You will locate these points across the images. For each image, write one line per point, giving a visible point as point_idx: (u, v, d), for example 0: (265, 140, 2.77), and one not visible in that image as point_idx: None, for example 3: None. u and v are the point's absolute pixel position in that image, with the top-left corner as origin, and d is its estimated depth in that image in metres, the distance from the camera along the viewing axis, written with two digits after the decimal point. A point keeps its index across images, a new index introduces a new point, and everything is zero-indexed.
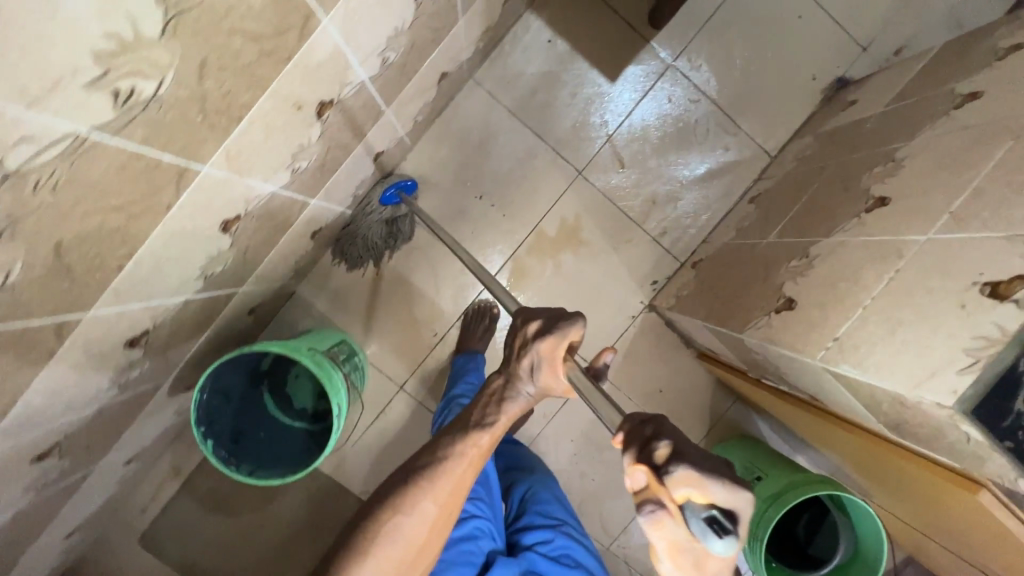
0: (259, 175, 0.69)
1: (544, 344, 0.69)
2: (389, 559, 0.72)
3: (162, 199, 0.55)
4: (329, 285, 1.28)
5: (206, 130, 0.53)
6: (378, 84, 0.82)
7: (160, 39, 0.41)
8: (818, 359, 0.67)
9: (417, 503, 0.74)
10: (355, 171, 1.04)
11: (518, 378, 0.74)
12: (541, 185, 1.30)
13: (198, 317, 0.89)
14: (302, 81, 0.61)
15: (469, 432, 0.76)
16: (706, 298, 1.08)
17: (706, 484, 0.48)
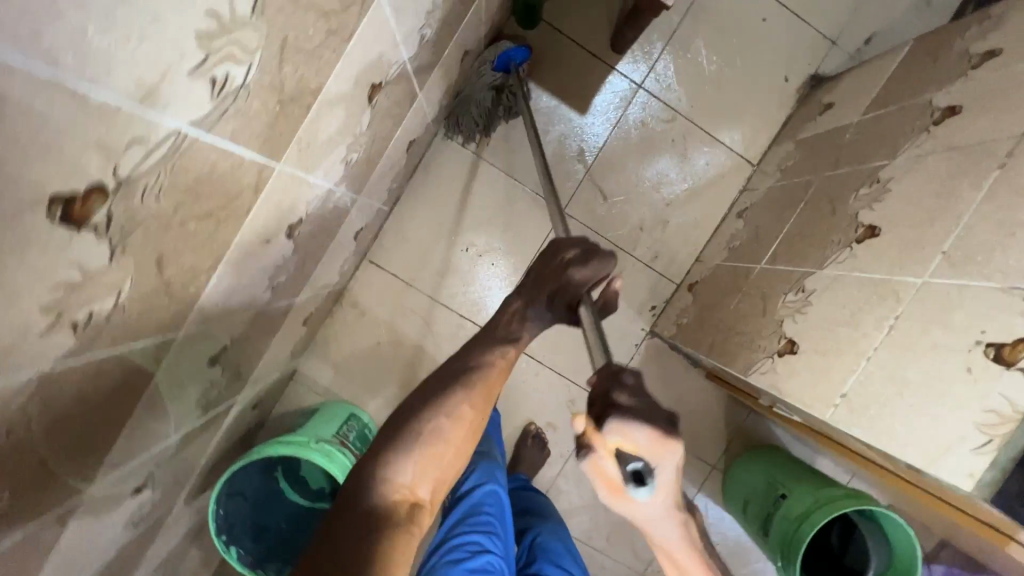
0: (237, 308, 0.68)
1: (579, 275, 0.68)
2: (432, 459, 0.55)
3: (141, 374, 0.54)
4: (329, 359, 1.27)
5: (175, 304, 0.52)
6: (346, 181, 0.81)
7: (110, 263, 0.39)
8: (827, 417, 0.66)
9: (456, 407, 0.59)
10: (337, 254, 1.02)
11: (540, 302, 0.69)
12: (526, 227, 1.28)
13: (201, 435, 0.88)
14: (265, 219, 0.60)
15: (495, 342, 0.66)
16: (707, 330, 1.07)
17: (631, 432, 0.52)
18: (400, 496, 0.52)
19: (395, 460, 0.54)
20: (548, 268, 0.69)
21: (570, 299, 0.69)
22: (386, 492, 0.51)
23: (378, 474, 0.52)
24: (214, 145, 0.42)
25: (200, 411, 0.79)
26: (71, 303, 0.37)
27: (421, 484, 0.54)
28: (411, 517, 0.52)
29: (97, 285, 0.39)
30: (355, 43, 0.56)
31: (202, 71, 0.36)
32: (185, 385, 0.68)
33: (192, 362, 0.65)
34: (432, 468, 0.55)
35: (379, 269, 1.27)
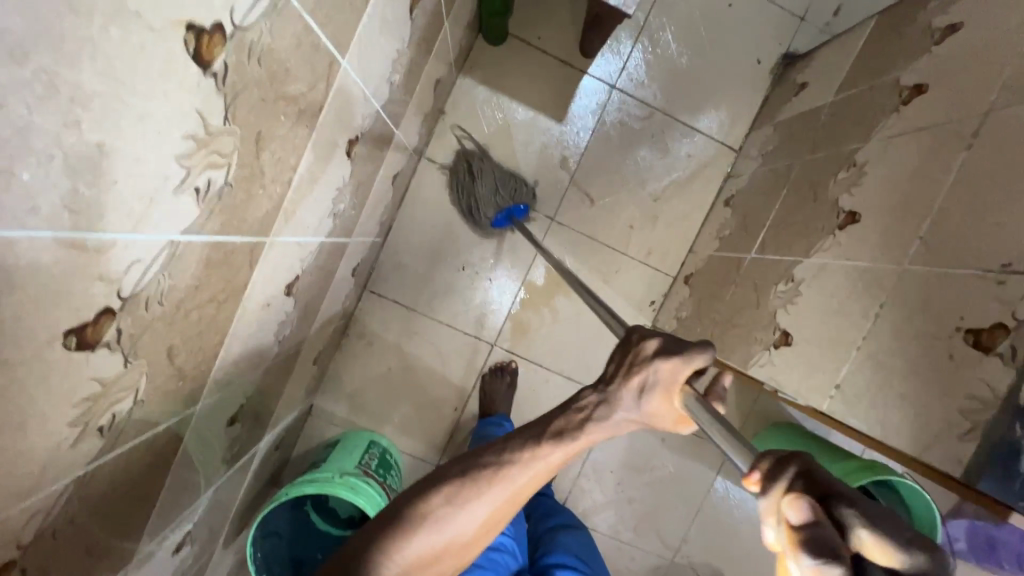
0: (248, 370, 0.71)
1: (666, 370, 0.47)
2: (434, 550, 0.49)
3: (168, 450, 0.58)
4: (343, 391, 1.30)
5: (191, 384, 0.55)
6: (336, 230, 0.83)
7: (126, 367, 0.42)
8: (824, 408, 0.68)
9: (469, 503, 0.49)
10: (338, 293, 1.05)
11: (615, 401, 0.49)
12: (519, 239, 1.30)
13: (231, 485, 0.92)
14: (262, 287, 0.62)
15: (544, 437, 0.49)
16: (707, 322, 1.09)
17: (899, 554, 0.27)
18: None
19: (391, 549, 0.48)
20: (628, 362, 0.49)
21: (662, 401, 0.47)
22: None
23: (371, 556, 0.48)
24: (205, 242, 0.45)
25: (227, 466, 0.83)
26: (96, 411, 0.41)
27: (417, 569, 0.49)
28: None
29: (117, 390, 0.42)
30: (325, 112, 0.58)
31: (185, 186, 0.39)
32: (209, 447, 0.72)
33: (213, 427, 0.69)
34: (432, 557, 0.49)
35: (380, 299, 1.29)
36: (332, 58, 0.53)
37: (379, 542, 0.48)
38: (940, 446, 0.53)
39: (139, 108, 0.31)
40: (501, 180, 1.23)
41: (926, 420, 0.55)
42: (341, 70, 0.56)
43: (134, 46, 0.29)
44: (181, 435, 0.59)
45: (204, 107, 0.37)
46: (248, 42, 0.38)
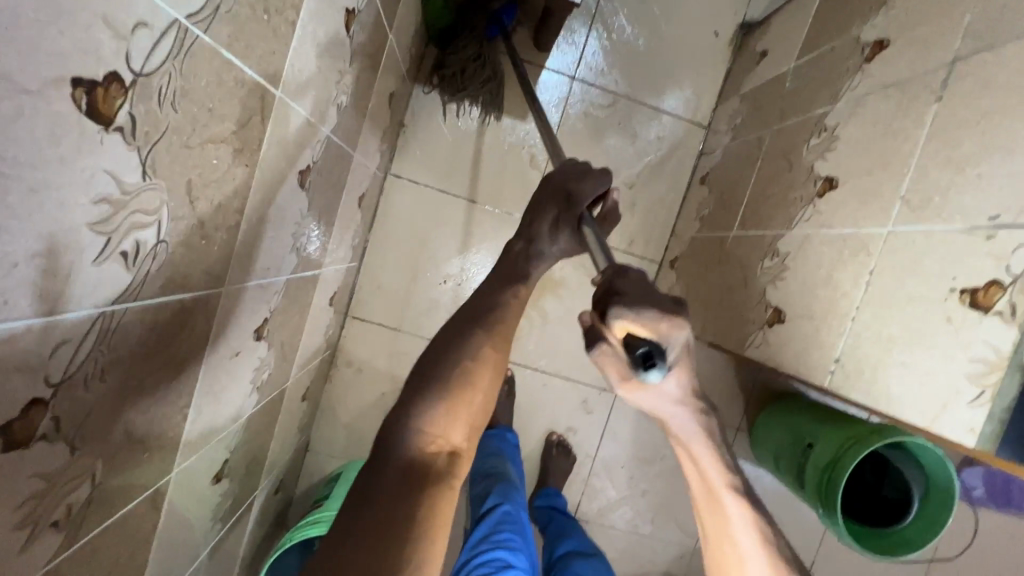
0: (227, 423, 0.67)
1: (574, 193, 0.63)
2: (465, 409, 0.49)
3: (147, 525, 0.54)
4: (339, 422, 1.27)
5: (160, 454, 0.51)
6: (303, 264, 0.79)
7: (72, 456, 0.38)
8: (826, 384, 0.66)
9: (479, 350, 0.52)
10: (318, 325, 1.02)
11: (542, 239, 0.62)
12: (498, 244, 1.27)
13: (231, 540, 0.88)
14: (227, 336, 0.59)
15: (504, 282, 0.59)
16: (698, 306, 1.06)
17: (637, 318, 0.46)
18: (433, 448, 0.47)
19: (428, 415, 0.48)
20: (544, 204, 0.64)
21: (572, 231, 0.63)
22: (417, 446, 0.46)
23: (412, 423, 0.47)
24: (145, 307, 0.42)
25: (222, 523, 0.79)
26: (45, 507, 0.37)
27: (455, 431, 0.49)
28: (449, 469, 0.47)
29: (67, 480, 0.38)
30: (266, 146, 0.55)
31: (109, 253, 0.35)
32: (196, 512, 0.67)
33: (196, 489, 0.65)
34: (466, 416, 0.49)
35: (365, 323, 1.26)
36: (263, 90, 0.50)
37: (411, 410, 0.48)
38: (949, 414, 0.50)
39: (30, 179, 0.28)
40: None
41: (929, 388, 0.53)
42: (276, 101, 0.53)
43: (9, 113, 0.26)
44: (159, 507, 0.55)
45: (116, 166, 0.34)
46: (156, 87, 0.35)
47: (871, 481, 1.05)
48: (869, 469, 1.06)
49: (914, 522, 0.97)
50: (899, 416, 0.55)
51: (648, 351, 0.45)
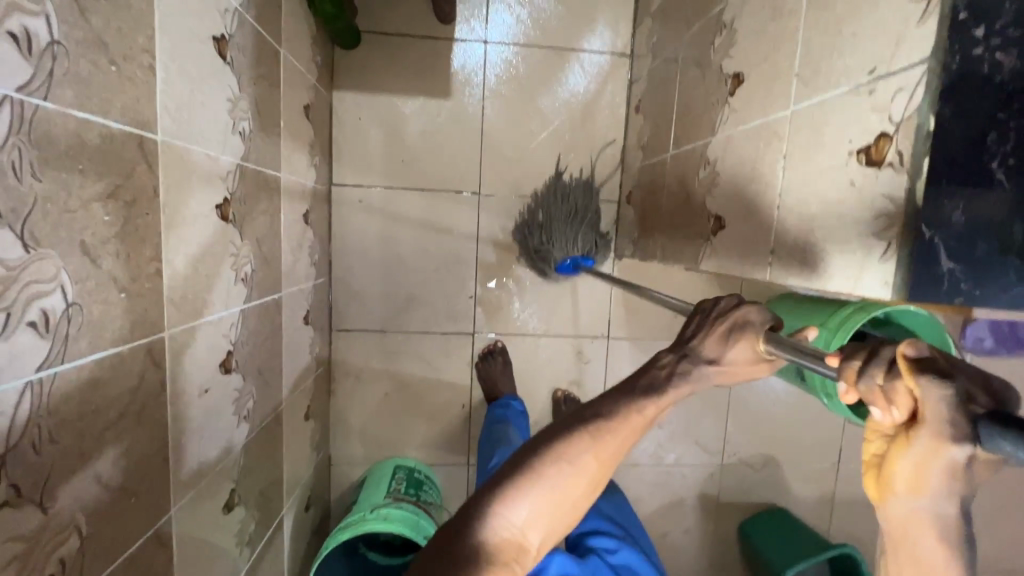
0: (220, 454, 0.71)
1: (751, 315, 0.54)
2: (546, 504, 0.50)
3: (162, 561, 0.58)
4: (354, 430, 1.31)
5: (148, 495, 0.55)
6: (256, 293, 0.82)
7: (47, 513, 0.42)
8: (767, 276, 0.67)
9: (578, 456, 0.50)
10: (298, 345, 1.05)
11: (699, 356, 0.54)
12: (457, 224, 1.28)
13: (270, 561, 0.93)
14: (190, 373, 0.62)
15: (630, 396, 0.53)
16: (655, 233, 1.07)
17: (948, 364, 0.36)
18: (507, 534, 0.49)
19: (509, 500, 0.49)
20: (718, 314, 0.55)
21: (743, 347, 0.54)
22: (489, 538, 0.48)
23: (494, 509, 0.49)
24: (78, 366, 0.44)
25: (251, 546, 0.84)
26: (38, 562, 0.41)
27: (530, 530, 0.50)
28: (513, 561, 0.49)
29: (49, 536, 0.42)
30: (169, 190, 0.57)
31: (14, 325, 0.38)
32: (217, 540, 0.72)
33: (208, 520, 0.69)
34: (544, 511, 0.50)
35: (350, 333, 1.29)
36: (139, 138, 0.51)
37: (494, 494, 0.49)
38: (868, 275, 0.51)
39: None
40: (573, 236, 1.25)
41: (848, 254, 0.53)
42: (159, 145, 0.54)
43: None
44: (168, 544, 0.59)
45: None
46: (9, 165, 0.37)
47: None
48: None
49: None
50: (830, 290, 0.57)
51: None
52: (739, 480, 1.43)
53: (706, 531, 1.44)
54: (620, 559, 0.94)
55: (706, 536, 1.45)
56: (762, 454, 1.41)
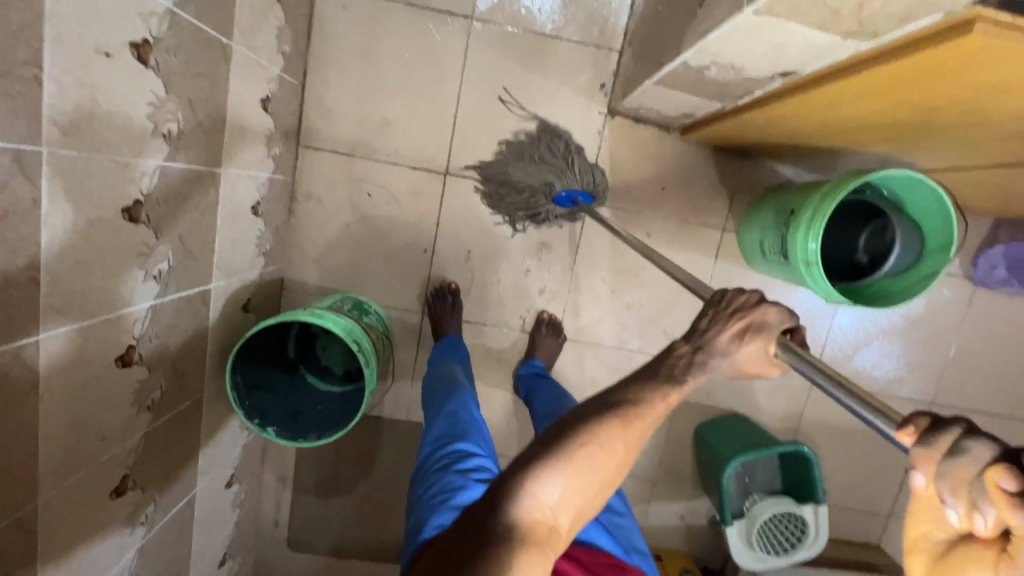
0: (127, 149, 0.66)
1: (774, 315, 0.60)
2: (577, 484, 0.57)
3: (20, 193, 0.53)
4: (309, 258, 1.26)
5: (6, 101, 0.49)
6: (192, 10, 0.74)
7: None
8: (746, 10, 0.57)
9: (611, 437, 0.58)
10: (252, 126, 0.98)
11: (714, 348, 0.61)
12: (443, 52, 1.19)
13: (189, 324, 0.89)
14: (83, 14, 0.56)
15: (661, 377, 0.62)
16: (646, 57, 0.98)
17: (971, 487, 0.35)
18: (542, 512, 0.56)
19: (539, 483, 0.56)
20: (731, 311, 0.62)
21: (760, 345, 0.59)
22: (523, 514, 0.55)
23: (525, 492, 0.56)
24: None
25: (160, 287, 0.79)
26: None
27: (562, 509, 0.57)
28: (548, 538, 0.56)
29: None
30: None
31: None
32: (113, 242, 0.67)
33: (95, 207, 0.63)
34: (576, 492, 0.58)
35: (318, 153, 1.22)
36: None
37: (528, 474, 0.57)
38: None
39: None
40: (526, 169, 1.22)
41: None
42: None
43: None
44: (34, 181, 0.54)
45: None
46: None
47: (864, 265, 1.04)
48: (862, 248, 1.04)
49: (899, 279, 1.01)
50: None
51: None
52: (703, 384, 1.37)
53: (662, 428, 1.39)
54: None
55: (660, 434, 1.40)
56: None
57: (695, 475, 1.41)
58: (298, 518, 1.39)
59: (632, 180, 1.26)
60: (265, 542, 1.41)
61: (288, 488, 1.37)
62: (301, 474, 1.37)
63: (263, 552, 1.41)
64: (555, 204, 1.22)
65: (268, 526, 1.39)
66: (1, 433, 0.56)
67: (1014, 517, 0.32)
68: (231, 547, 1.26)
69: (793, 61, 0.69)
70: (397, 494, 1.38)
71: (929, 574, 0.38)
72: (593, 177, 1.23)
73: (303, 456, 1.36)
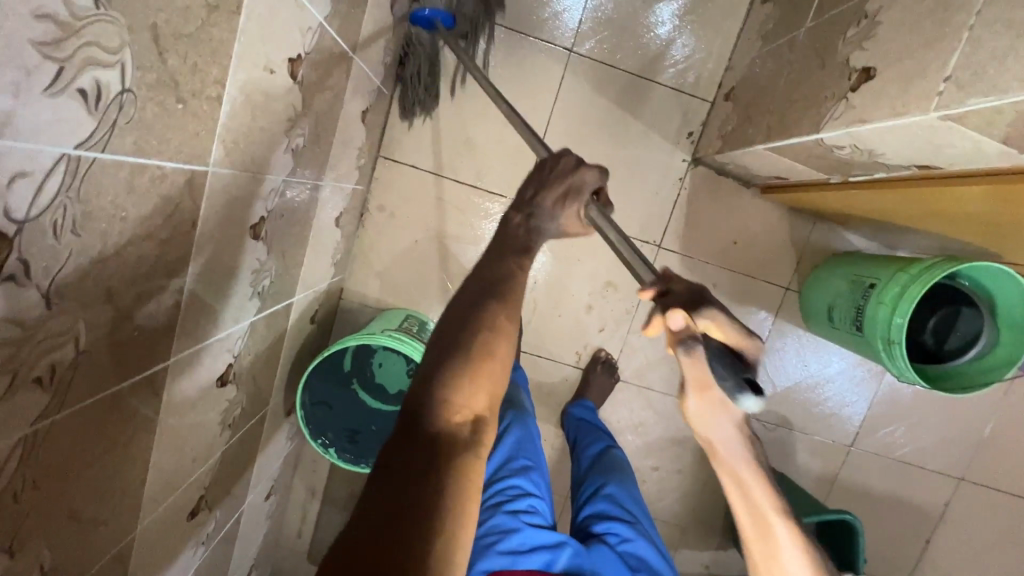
0: (265, 167, 0.63)
1: (588, 172, 0.60)
2: (488, 378, 0.49)
3: (185, 214, 0.50)
4: (372, 270, 1.23)
5: (194, 121, 0.47)
6: (334, 24, 0.71)
7: (97, 9, 0.33)
8: (932, 111, 0.58)
9: (496, 318, 0.52)
10: (352, 139, 0.95)
11: (543, 212, 0.60)
12: (536, 80, 1.18)
13: (271, 339, 0.86)
14: (264, 32, 0.54)
15: (504, 256, 0.58)
16: (757, 119, 0.98)
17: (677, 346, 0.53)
18: (459, 417, 0.47)
19: (446, 388, 0.48)
20: (552, 174, 0.62)
21: (575, 206, 0.60)
22: (444, 417, 0.46)
23: (435, 396, 0.47)
24: None
25: (259, 303, 0.75)
26: (68, 51, 0.32)
27: (478, 401, 0.48)
28: (476, 437, 0.47)
29: (93, 37, 0.34)
30: None
31: None
32: (237, 261, 0.64)
33: (231, 226, 0.60)
34: (491, 384, 0.49)
35: (397, 164, 1.20)
36: None
37: (428, 386, 0.48)
38: None
39: None
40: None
41: None
42: None
43: None
44: (198, 202, 0.51)
45: None
46: None
47: (927, 346, 1.06)
48: (928, 329, 1.06)
49: (970, 365, 1.02)
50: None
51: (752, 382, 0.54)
52: None
53: (698, 477, 1.38)
54: (631, 551, 0.92)
55: (696, 483, 1.39)
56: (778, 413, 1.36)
57: (729, 531, 1.40)
58: (324, 531, 1.35)
59: (705, 229, 1.25)
60: (285, 553, 1.37)
61: (317, 500, 1.34)
62: (333, 487, 1.34)
63: (281, 563, 1.37)
64: (413, 22, 1.06)
65: (290, 537, 1.35)
66: (123, 463, 0.52)
67: (672, 350, 0.54)
68: (256, 560, 1.22)
69: (941, 161, 0.69)
70: None
71: (686, 405, 0.60)
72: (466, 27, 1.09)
73: (338, 468, 1.33)
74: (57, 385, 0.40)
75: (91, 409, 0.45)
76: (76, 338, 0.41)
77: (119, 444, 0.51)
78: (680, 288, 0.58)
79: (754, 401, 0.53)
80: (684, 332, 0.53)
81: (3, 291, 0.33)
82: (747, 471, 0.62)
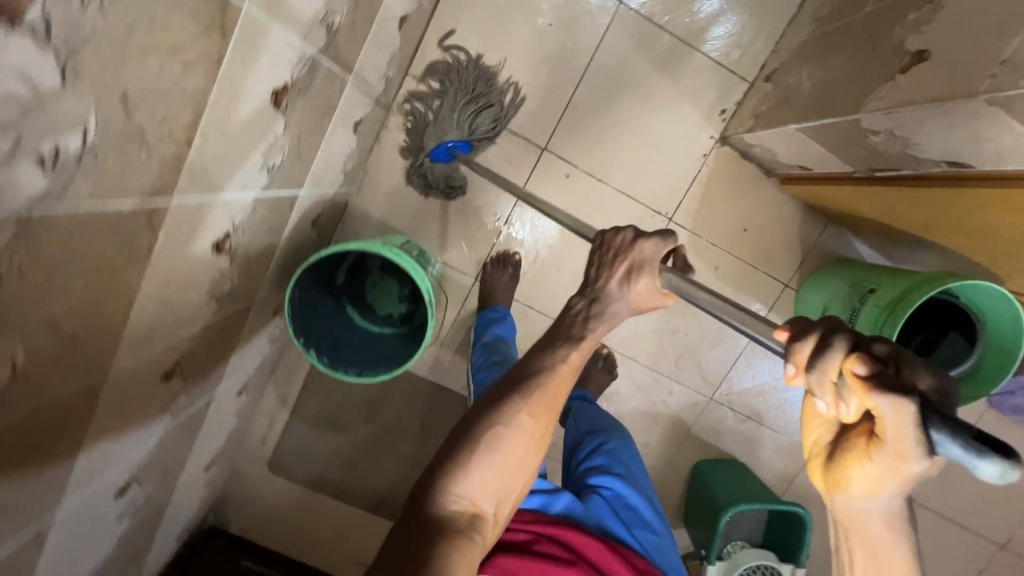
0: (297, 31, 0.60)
1: (648, 246, 0.66)
2: (489, 475, 0.60)
3: (212, 44, 0.48)
4: (381, 191, 1.22)
5: None
6: None
7: None
8: (980, 94, 0.58)
9: (515, 417, 0.62)
10: (385, 43, 0.93)
11: (608, 293, 0.67)
12: (579, 26, 1.15)
13: (272, 225, 0.84)
14: None
15: (553, 348, 0.66)
16: (796, 101, 0.98)
17: (871, 396, 0.44)
18: (459, 507, 0.59)
19: (455, 480, 0.60)
20: (618, 253, 0.68)
21: (649, 278, 0.66)
22: (447, 504, 0.58)
23: (443, 486, 0.59)
24: None
25: (267, 180, 0.74)
26: None
27: (483, 498, 0.60)
28: (470, 526, 0.59)
29: None
30: None
31: None
32: (255, 123, 0.62)
33: (255, 81, 0.57)
34: (492, 478, 0.60)
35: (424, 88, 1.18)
36: None
37: (442, 475, 0.60)
38: None
39: None
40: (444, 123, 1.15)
41: None
42: None
43: None
44: (226, 36, 0.49)
45: None
46: None
47: None
48: (911, 346, 1.10)
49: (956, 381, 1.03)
50: None
51: (985, 437, 0.38)
52: (716, 425, 1.39)
53: (662, 455, 1.41)
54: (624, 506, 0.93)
55: (659, 460, 1.41)
56: (752, 407, 1.38)
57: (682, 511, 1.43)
58: (288, 442, 1.36)
59: (718, 211, 1.25)
60: (245, 457, 1.38)
61: (286, 410, 1.35)
62: (305, 400, 1.34)
63: (241, 467, 1.38)
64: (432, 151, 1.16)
65: (254, 443, 1.36)
66: (109, 289, 0.51)
67: (869, 397, 0.45)
68: (217, 457, 1.22)
69: (975, 158, 0.68)
70: (392, 447, 1.36)
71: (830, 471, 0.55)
72: (486, 129, 1.17)
73: (312, 383, 1.33)
74: (59, 172, 0.39)
75: (87, 216, 0.44)
76: (85, 129, 0.39)
77: (110, 267, 0.50)
78: (817, 325, 0.50)
79: (1011, 465, 0.37)
80: (875, 379, 0.45)
81: (19, 40, 0.32)
82: (889, 539, 0.54)
